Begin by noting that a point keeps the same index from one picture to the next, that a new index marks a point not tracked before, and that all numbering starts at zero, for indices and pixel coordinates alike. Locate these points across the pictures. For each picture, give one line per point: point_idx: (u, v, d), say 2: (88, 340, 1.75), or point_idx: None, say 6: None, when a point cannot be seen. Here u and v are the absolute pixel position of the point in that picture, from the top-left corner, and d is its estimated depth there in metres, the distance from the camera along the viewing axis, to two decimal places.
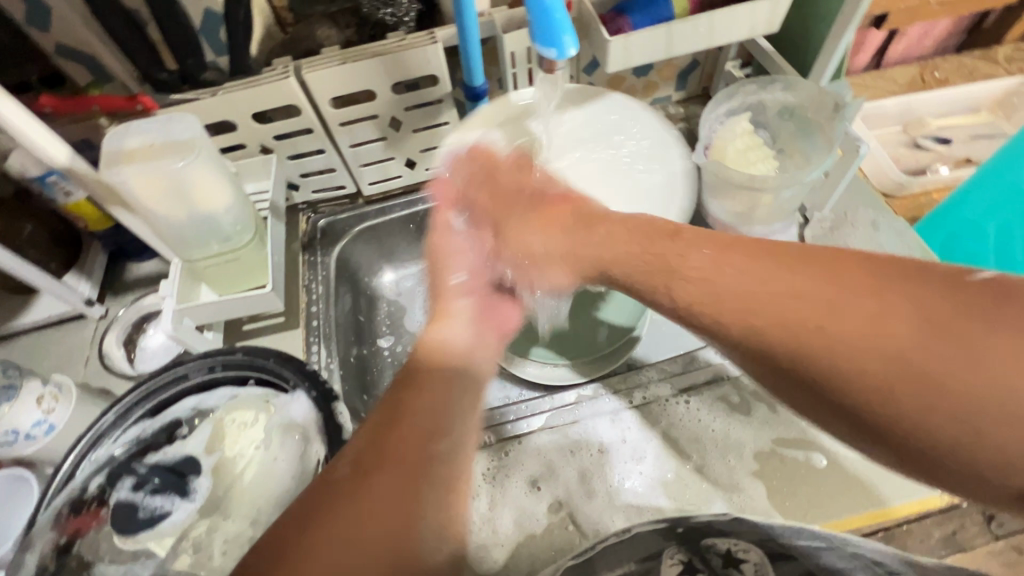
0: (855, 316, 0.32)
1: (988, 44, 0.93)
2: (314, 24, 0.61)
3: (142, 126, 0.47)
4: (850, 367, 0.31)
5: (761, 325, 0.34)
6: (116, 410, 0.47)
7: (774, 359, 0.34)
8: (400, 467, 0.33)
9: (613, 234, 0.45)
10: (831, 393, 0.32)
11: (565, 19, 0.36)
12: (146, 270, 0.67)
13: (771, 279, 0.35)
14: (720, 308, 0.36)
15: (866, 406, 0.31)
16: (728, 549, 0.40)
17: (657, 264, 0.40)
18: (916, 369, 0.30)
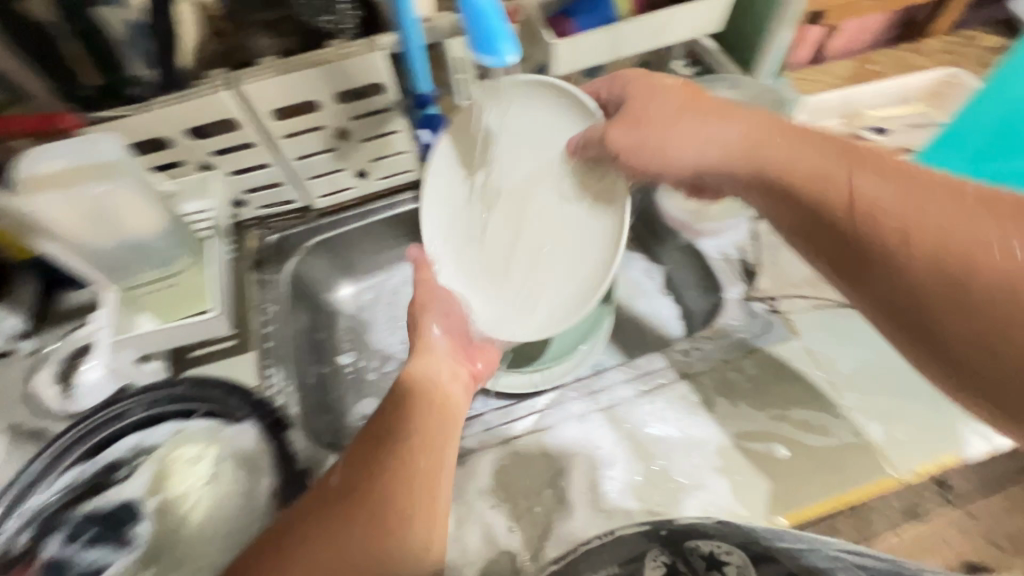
0: (913, 206, 0.35)
1: (918, 37, 0.97)
2: (251, 35, 0.58)
3: (57, 148, 0.43)
4: (917, 261, 0.35)
5: (824, 207, 0.38)
6: (46, 456, 0.43)
7: (823, 224, 0.39)
8: (384, 487, 0.39)
9: (762, 140, 0.43)
10: (874, 272, 0.36)
11: (502, 27, 0.36)
12: (81, 299, 0.63)
13: (861, 179, 0.38)
14: (809, 196, 0.39)
15: (897, 283, 0.35)
16: (712, 552, 0.39)
17: (776, 158, 0.41)
18: (955, 271, 0.33)
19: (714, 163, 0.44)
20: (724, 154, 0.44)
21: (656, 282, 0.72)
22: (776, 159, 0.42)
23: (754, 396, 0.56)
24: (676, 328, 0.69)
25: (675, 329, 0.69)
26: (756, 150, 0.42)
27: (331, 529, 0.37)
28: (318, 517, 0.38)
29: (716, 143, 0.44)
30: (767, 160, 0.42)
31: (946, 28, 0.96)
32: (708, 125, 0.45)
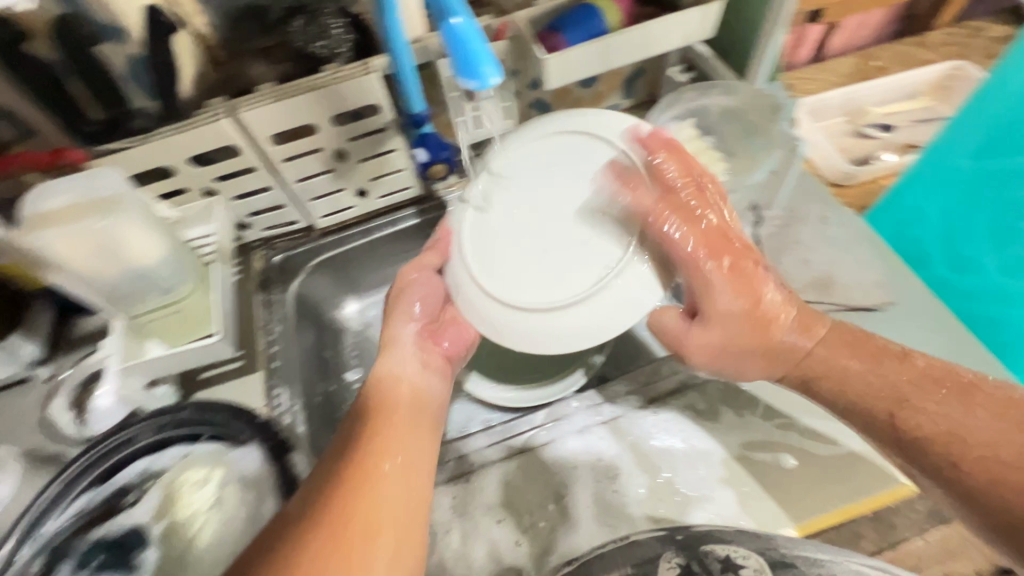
0: (953, 414, 0.42)
1: (922, 30, 0.95)
2: (247, 61, 0.60)
3: (64, 181, 0.45)
4: (939, 454, 0.42)
5: (872, 401, 0.46)
6: (59, 481, 0.44)
7: (886, 429, 0.45)
8: (343, 513, 0.37)
9: (830, 349, 0.49)
10: (940, 472, 0.42)
11: (484, 50, 0.36)
12: (93, 324, 0.65)
13: (890, 380, 0.46)
14: (856, 391, 0.47)
15: (959, 480, 0.41)
16: (727, 556, 0.40)
17: (831, 369, 0.48)
18: (1009, 471, 0.39)
19: (794, 347, 0.50)
20: (804, 360, 0.49)
21: None
22: (837, 389, 0.48)
23: (760, 404, 0.55)
24: None
25: None
26: (826, 357, 0.49)
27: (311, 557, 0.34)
28: (325, 525, 0.36)
29: (807, 348, 0.49)
30: (823, 375, 0.49)
31: (949, 20, 0.94)
32: (782, 319, 0.50)
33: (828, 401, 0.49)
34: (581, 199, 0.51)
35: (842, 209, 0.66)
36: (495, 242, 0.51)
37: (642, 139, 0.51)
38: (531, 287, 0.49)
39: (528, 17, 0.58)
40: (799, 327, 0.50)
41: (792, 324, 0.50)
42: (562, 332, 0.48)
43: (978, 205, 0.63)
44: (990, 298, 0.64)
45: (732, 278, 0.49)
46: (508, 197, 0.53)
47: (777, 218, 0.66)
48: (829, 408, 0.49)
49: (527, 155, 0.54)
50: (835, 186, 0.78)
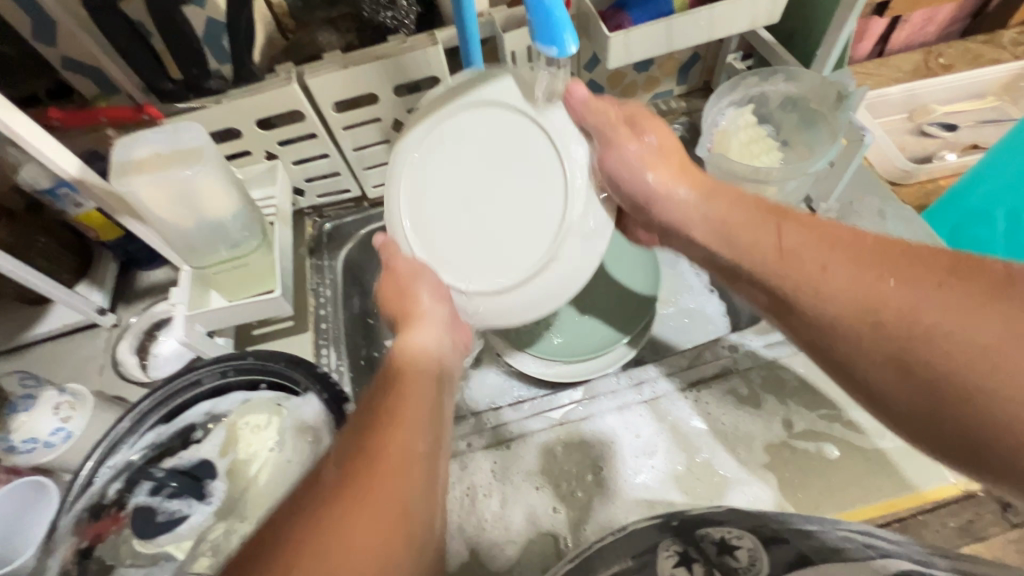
0: (855, 278, 0.37)
1: (994, 28, 0.92)
2: (316, 31, 0.61)
3: (150, 137, 0.48)
4: (852, 349, 0.37)
5: (772, 260, 0.41)
6: (130, 417, 0.46)
7: (787, 302, 0.40)
8: (385, 468, 0.34)
9: (728, 208, 0.45)
10: (840, 352, 0.37)
11: (564, 17, 0.37)
12: (157, 278, 0.69)
13: (790, 246, 0.40)
14: (761, 260, 0.41)
15: (852, 349, 0.36)
16: (722, 537, 0.37)
17: (727, 228, 0.44)
18: (932, 338, 0.33)
19: (694, 208, 0.47)
20: (713, 224, 0.45)
21: (703, 279, 0.72)
22: (744, 254, 0.43)
23: (804, 394, 0.55)
24: (721, 323, 0.69)
25: (719, 325, 0.69)
26: (722, 217, 0.45)
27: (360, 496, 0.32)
28: (359, 477, 0.33)
29: (707, 210, 0.46)
30: (733, 236, 0.44)
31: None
32: (678, 189, 0.48)
33: (738, 273, 0.44)
34: (521, 161, 0.50)
35: (901, 205, 0.64)
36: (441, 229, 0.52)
37: (582, 105, 0.49)
38: (484, 262, 0.51)
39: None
40: (699, 195, 0.47)
41: (690, 197, 0.47)
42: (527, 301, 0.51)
43: None
44: None
45: (646, 162, 0.48)
46: (439, 181, 0.51)
47: (830, 211, 0.65)
48: (741, 290, 0.44)
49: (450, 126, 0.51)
50: (891, 184, 0.77)
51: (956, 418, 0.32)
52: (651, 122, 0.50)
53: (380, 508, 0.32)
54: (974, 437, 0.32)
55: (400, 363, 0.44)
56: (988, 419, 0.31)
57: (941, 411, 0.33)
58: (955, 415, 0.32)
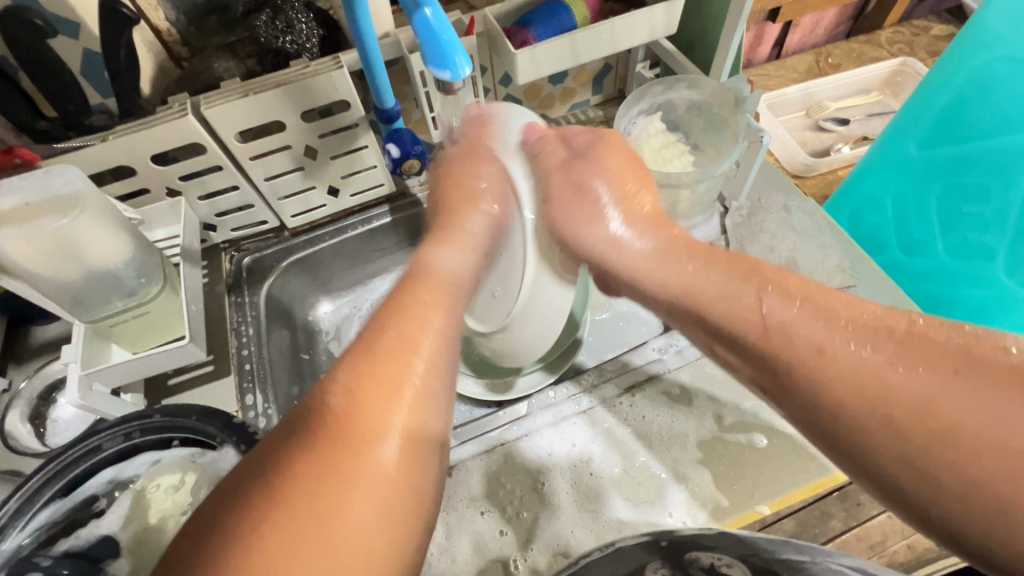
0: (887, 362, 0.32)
1: (872, 28, 1.00)
2: (212, 57, 0.58)
3: (16, 183, 0.44)
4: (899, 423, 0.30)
5: (756, 336, 0.36)
6: (19, 496, 0.42)
7: (780, 376, 0.35)
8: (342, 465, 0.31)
9: (699, 275, 0.42)
10: (837, 428, 0.32)
11: (454, 41, 0.38)
12: (55, 332, 0.62)
13: (773, 316, 0.36)
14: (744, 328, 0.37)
15: (838, 422, 0.32)
16: (712, 563, 0.40)
17: (699, 300, 0.41)
18: (946, 422, 0.28)
19: (646, 266, 0.45)
20: (677, 284, 0.43)
21: None
22: (723, 327, 0.39)
23: (732, 386, 0.57)
24: (654, 324, 0.71)
25: (653, 326, 0.70)
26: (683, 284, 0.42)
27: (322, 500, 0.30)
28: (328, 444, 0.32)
29: (673, 270, 0.44)
30: (706, 308, 0.40)
31: (896, 19, 0.99)
32: (634, 243, 0.47)
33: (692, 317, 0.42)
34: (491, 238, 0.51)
35: (803, 198, 0.68)
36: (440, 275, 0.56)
37: (532, 144, 0.51)
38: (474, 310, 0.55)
39: (497, 13, 0.59)
40: (650, 254, 0.46)
41: (643, 250, 0.47)
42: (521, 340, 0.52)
43: (925, 184, 0.65)
44: (942, 277, 0.68)
45: (584, 214, 0.49)
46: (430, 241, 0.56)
47: (742, 208, 0.68)
48: (732, 351, 0.40)
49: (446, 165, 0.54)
50: (796, 178, 0.82)
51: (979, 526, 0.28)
52: (592, 162, 0.52)
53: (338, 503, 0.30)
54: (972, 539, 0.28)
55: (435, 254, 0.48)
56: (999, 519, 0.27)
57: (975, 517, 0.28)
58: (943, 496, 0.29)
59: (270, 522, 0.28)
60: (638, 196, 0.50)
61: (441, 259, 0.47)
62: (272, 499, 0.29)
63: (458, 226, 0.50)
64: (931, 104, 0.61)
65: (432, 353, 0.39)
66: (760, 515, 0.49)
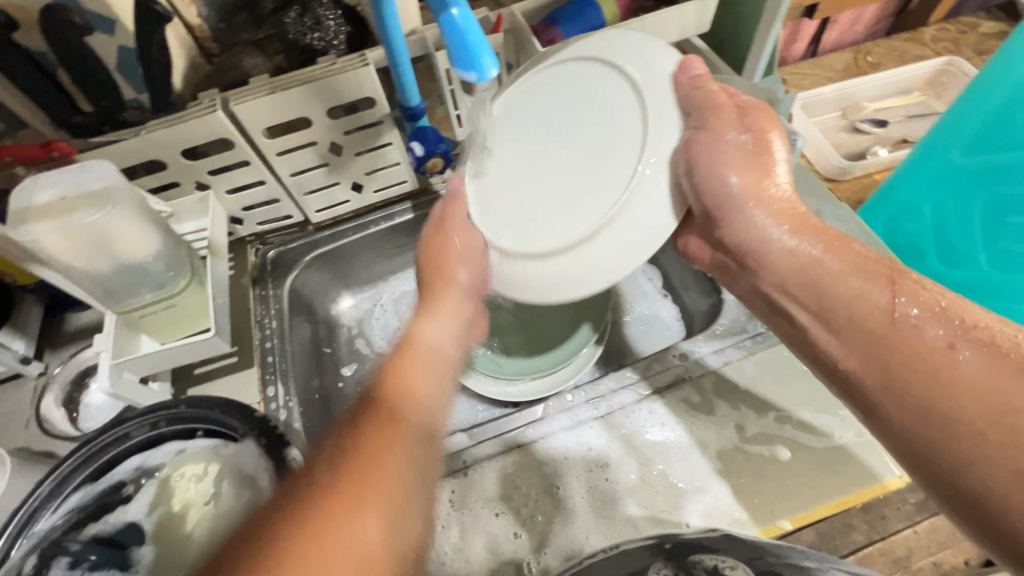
0: (983, 366, 0.34)
1: (916, 25, 0.96)
2: (241, 53, 0.59)
3: (54, 178, 0.45)
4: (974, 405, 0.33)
5: (878, 322, 0.38)
6: (52, 479, 0.44)
7: (889, 382, 0.37)
8: (348, 479, 0.33)
9: (826, 255, 0.43)
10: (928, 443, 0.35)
11: (481, 41, 0.37)
12: (88, 320, 0.64)
13: (906, 315, 0.38)
14: (861, 313, 0.39)
15: (930, 403, 0.35)
16: (715, 565, 0.39)
17: (820, 276, 0.42)
18: (1008, 412, 0.32)
19: (775, 242, 0.45)
20: (803, 265, 0.44)
21: (656, 283, 0.73)
22: (847, 306, 0.40)
23: (756, 395, 0.55)
24: (676, 329, 0.69)
25: (675, 330, 0.69)
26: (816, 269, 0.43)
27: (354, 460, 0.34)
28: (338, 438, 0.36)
29: (804, 253, 0.44)
30: (826, 288, 0.42)
31: (942, 16, 0.95)
32: (756, 215, 0.46)
33: (801, 288, 0.43)
34: (593, 150, 0.47)
35: (836, 203, 0.66)
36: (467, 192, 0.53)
37: (692, 80, 0.45)
38: (538, 229, 0.47)
39: (524, 10, 0.58)
40: (787, 231, 0.45)
41: (766, 223, 0.46)
42: (552, 269, 0.46)
43: (967, 192, 0.62)
44: (984, 290, 0.65)
45: (732, 164, 0.46)
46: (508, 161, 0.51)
47: None
48: (832, 346, 0.41)
49: (536, 92, 0.52)
50: (829, 181, 0.79)
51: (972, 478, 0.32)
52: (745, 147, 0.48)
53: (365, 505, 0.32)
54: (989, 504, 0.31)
55: (421, 329, 0.46)
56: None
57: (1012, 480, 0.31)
58: (988, 475, 0.31)
59: (284, 512, 0.31)
60: (773, 163, 0.47)
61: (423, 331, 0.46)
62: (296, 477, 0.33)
63: (440, 296, 0.49)
64: (973, 108, 0.59)
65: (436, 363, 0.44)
66: (781, 529, 0.48)
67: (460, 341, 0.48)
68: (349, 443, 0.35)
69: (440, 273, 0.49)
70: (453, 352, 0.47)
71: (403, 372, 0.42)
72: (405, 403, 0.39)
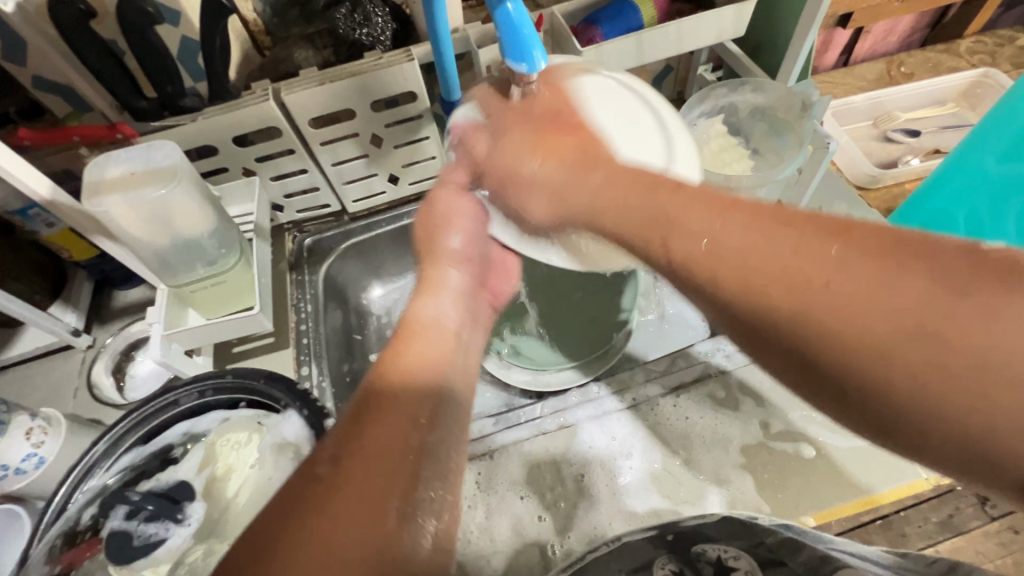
0: (767, 236, 0.29)
1: (951, 37, 0.96)
2: (292, 46, 0.62)
3: (124, 156, 0.49)
4: (789, 299, 0.27)
5: (647, 236, 0.33)
6: (105, 440, 0.46)
7: (728, 308, 0.30)
8: (369, 486, 0.29)
9: (539, 168, 0.39)
10: (780, 332, 0.27)
11: (533, 35, 0.39)
12: (134, 297, 0.67)
13: (683, 223, 0.32)
14: (631, 221, 0.34)
15: (761, 323, 0.28)
16: (718, 557, 0.39)
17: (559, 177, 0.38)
18: (808, 289, 0.26)
19: (546, 172, 0.39)
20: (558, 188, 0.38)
21: None
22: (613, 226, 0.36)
23: (780, 395, 0.56)
24: (700, 329, 0.70)
25: (699, 331, 0.70)
26: (590, 203, 0.37)
27: (363, 471, 0.29)
28: (346, 445, 0.31)
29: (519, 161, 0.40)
30: (594, 207, 0.37)
31: (979, 29, 0.94)
32: (523, 159, 0.40)
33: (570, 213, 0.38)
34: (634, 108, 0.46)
35: (868, 208, 0.66)
36: (476, 125, 0.45)
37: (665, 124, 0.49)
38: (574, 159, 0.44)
39: (564, 12, 0.60)
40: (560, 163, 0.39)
41: (538, 162, 0.39)
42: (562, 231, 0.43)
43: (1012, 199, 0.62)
44: None
45: (522, 138, 0.41)
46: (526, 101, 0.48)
47: None
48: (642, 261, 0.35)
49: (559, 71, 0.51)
50: (859, 189, 0.80)
51: (850, 384, 0.26)
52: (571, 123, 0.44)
53: (377, 508, 0.29)
54: (891, 404, 0.25)
55: (421, 308, 0.40)
56: (927, 413, 0.24)
57: (863, 378, 0.25)
58: (866, 364, 0.25)
59: (301, 542, 0.27)
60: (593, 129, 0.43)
61: (425, 310, 0.40)
62: (315, 497, 0.29)
63: (433, 278, 0.42)
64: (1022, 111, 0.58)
65: (439, 341, 0.38)
66: (805, 525, 0.49)
67: (464, 314, 0.42)
68: (353, 448, 0.30)
69: (432, 243, 0.44)
70: (458, 327, 0.41)
71: (407, 413, 0.33)
72: (415, 421, 0.33)
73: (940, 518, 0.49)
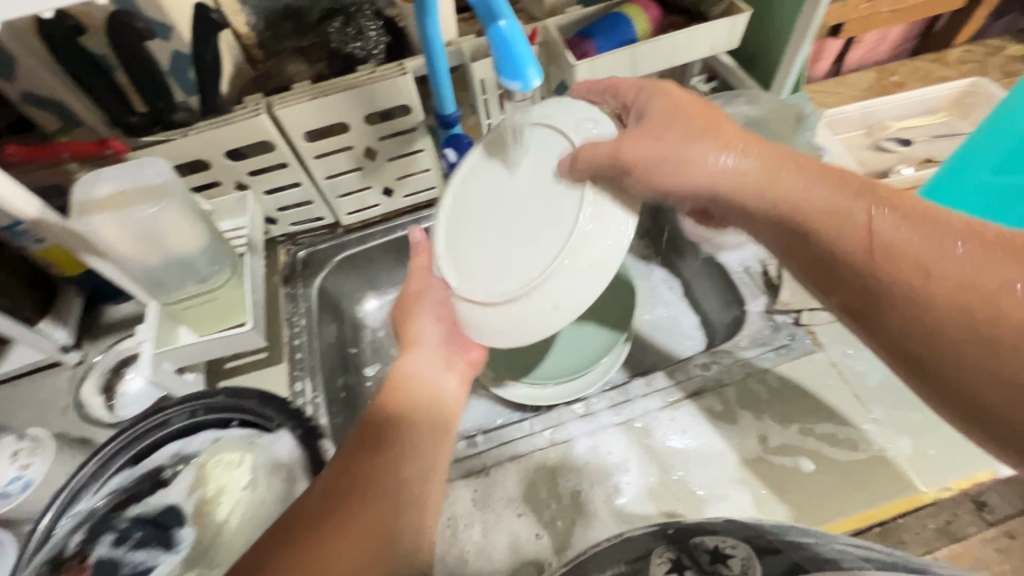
0: (974, 262, 0.35)
1: (941, 47, 0.97)
2: (285, 60, 0.62)
3: (113, 174, 0.48)
4: (973, 372, 0.33)
5: (861, 258, 0.38)
6: (95, 461, 0.46)
7: (925, 363, 0.36)
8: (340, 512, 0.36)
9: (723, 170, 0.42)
10: (937, 365, 0.35)
11: (527, 53, 0.39)
12: (126, 311, 0.67)
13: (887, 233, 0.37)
14: (849, 247, 0.38)
15: (933, 350, 0.35)
16: (716, 546, 0.38)
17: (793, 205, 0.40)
18: (998, 324, 0.33)
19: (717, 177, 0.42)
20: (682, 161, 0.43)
21: (676, 292, 0.74)
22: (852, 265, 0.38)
23: (778, 407, 0.56)
24: (697, 339, 0.70)
25: (696, 340, 0.69)
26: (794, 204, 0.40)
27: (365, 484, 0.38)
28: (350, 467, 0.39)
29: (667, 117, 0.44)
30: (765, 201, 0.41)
31: (969, 37, 0.95)
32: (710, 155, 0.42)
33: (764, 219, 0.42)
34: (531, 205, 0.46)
35: None
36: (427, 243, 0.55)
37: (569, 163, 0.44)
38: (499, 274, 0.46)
39: (558, 25, 0.60)
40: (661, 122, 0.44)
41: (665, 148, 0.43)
42: (506, 325, 0.44)
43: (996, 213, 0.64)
44: None
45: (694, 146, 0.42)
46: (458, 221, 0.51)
47: None
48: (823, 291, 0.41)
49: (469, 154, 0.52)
50: None
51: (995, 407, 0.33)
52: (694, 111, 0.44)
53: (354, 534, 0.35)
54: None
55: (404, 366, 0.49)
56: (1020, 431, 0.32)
57: (992, 403, 0.33)
58: (971, 368, 0.34)
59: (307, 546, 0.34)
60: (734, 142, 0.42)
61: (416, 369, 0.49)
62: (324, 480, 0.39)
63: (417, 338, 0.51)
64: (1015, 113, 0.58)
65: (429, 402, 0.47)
66: None
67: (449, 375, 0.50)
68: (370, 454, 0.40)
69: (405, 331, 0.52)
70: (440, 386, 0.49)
71: (380, 452, 0.40)
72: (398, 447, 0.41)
73: (939, 524, 0.50)
